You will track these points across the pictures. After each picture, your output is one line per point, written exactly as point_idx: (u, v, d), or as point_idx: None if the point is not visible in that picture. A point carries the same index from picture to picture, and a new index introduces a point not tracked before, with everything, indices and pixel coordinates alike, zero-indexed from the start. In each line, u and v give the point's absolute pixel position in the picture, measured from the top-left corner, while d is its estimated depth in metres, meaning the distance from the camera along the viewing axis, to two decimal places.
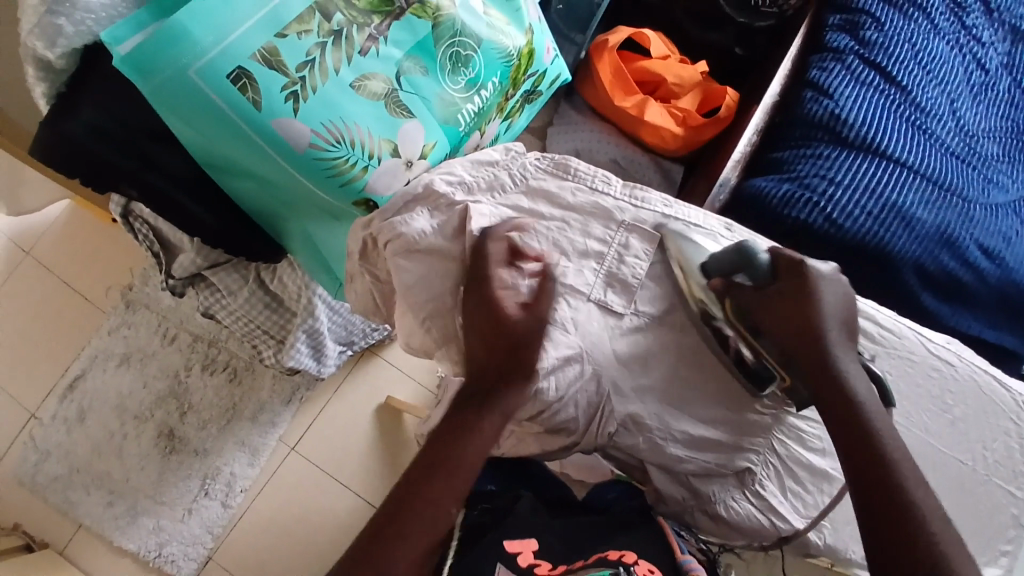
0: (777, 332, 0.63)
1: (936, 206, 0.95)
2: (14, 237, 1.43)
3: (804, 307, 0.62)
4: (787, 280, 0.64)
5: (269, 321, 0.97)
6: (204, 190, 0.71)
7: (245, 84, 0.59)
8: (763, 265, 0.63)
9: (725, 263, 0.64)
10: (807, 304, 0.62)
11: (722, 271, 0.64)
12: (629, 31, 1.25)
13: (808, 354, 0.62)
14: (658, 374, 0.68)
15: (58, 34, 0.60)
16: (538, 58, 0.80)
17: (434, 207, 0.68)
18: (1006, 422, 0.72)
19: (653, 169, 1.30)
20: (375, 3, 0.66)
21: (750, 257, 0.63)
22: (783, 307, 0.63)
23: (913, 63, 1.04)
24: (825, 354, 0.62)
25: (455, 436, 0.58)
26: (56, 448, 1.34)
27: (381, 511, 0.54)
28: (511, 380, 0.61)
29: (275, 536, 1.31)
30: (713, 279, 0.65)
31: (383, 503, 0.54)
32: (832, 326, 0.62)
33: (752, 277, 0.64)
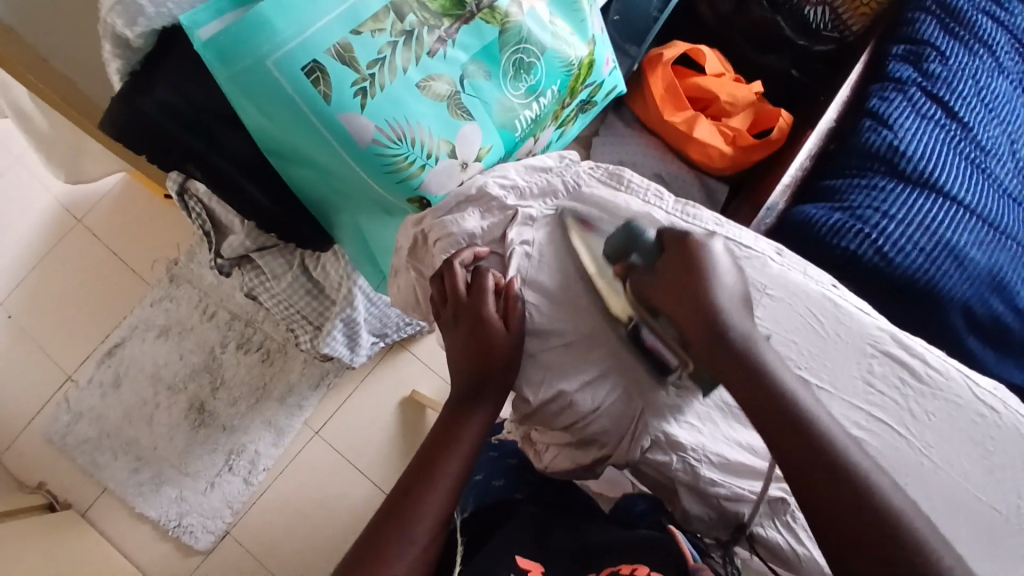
0: (675, 313, 0.60)
1: (990, 247, 0.93)
2: (68, 204, 1.48)
3: (696, 292, 0.59)
4: (671, 252, 0.62)
5: (309, 307, 0.99)
6: (264, 177, 0.73)
7: (318, 77, 0.61)
8: (649, 241, 0.64)
9: (616, 245, 0.65)
10: (699, 279, 0.60)
11: (615, 254, 0.65)
12: (685, 47, 1.25)
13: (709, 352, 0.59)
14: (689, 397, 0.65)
15: (139, 13, 0.61)
16: (597, 69, 0.80)
17: (485, 209, 0.70)
18: None
19: (697, 187, 1.29)
20: (446, 6, 0.66)
21: (635, 235, 0.64)
22: (673, 283, 0.60)
23: (975, 101, 1.02)
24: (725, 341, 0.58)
25: (457, 424, 0.63)
26: (89, 411, 1.38)
27: (381, 510, 0.59)
28: (506, 375, 0.64)
29: (292, 518, 1.34)
30: (614, 266, 0.65)
31: (383, 504, 0.59)
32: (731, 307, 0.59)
33: (640, 257, 0.63)
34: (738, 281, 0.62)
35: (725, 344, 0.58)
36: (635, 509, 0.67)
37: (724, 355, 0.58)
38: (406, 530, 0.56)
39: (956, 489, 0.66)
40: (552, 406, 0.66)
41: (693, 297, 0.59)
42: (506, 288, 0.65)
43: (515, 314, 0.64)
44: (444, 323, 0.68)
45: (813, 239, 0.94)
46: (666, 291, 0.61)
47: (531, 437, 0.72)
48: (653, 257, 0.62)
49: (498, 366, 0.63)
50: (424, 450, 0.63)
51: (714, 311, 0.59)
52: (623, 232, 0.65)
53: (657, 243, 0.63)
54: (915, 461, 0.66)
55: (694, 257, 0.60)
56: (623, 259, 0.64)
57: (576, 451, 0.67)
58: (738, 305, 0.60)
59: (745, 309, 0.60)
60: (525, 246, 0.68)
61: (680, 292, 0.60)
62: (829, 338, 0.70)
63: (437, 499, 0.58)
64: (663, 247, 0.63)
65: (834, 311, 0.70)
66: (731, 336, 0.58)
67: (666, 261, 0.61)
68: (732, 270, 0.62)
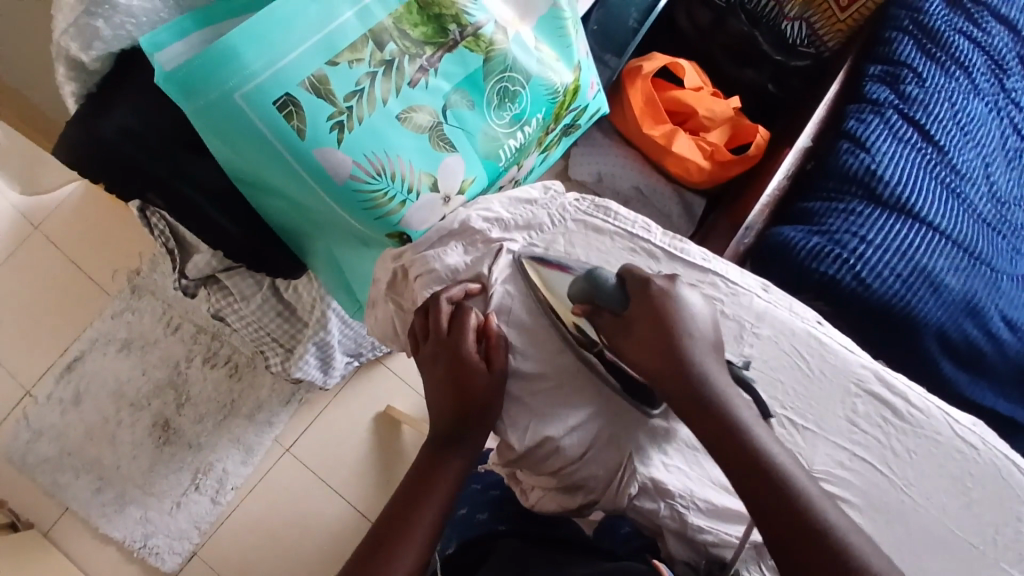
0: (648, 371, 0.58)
1: (964, 273, 0.94)
2: (23, 209, 1.40)
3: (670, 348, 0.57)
4: (639, 303, 0.58)
5: (280, 329, 0.96)
6: (232, 205, 0.69)
7: (291, 112, 0.57)
8: (611, 287, 0.60)
9: (580, 292, 0.60)
10: (669, 335, 0.57)
11: (581, 301, 0.60)
12: (665, 59, 1.24)
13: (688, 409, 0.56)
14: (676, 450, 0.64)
15: (95, 36, 0.58)
16: (582, 94, 0.78)
17: (468, 244, 0.67)
18: (1016, 507, 0.66)
19: (675, 199, 1.29)
20: (428, 34, 0.63)
21: (598, 283, 0.60)
22: (646, 337, 0.58)
23: (951, 124, 1.03)
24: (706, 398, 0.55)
25: (433, 468, 0.61)
26: (49, 427, 1.32)
27: (348, 563, 0.56)
28: (484, 420, 0.61)
29: (262, 537, 1.30)
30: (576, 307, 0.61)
31: (351, 557, 0.56)
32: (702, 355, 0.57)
33: (606, 307, 0.59)
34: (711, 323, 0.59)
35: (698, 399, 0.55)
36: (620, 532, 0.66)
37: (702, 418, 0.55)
38: None
39: (935, 525, 0.66)
40: (538, 451, 0.63)
41: (665, 346, 0.57)
42: (483, 324, 0.63)
43: (496, 354, 0.62)
44: (422, 361, 0.64)
45: (792, 262, 0.94)
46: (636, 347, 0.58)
47: (516, 476, 0.68)
48: (619, 305, 0.59)
49: (478, 415, 0.61)
50: (395, 499, 0.60)
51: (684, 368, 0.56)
52: (586, 279, 0.60)
53: (621, 290, 0.59)
54: (897, 498, 0.66)
55: (661, 311, 0.58)
56: (589, 307, 0.60)
57: (562, 496, 0.64)
58: (710, 350, 0.58)
59: (718, 359, 0.58)
60: (507, 285, 0.65)
61: (648, 346, 0.57)
62: (814, 376, 0.69)
63: (412, 552, 0.56)
64: (628, 295, 0.59)
65: (820, 349, 0.69)
66: (700, 388, 0.55)
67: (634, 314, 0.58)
68: (701, 311, 0.59)
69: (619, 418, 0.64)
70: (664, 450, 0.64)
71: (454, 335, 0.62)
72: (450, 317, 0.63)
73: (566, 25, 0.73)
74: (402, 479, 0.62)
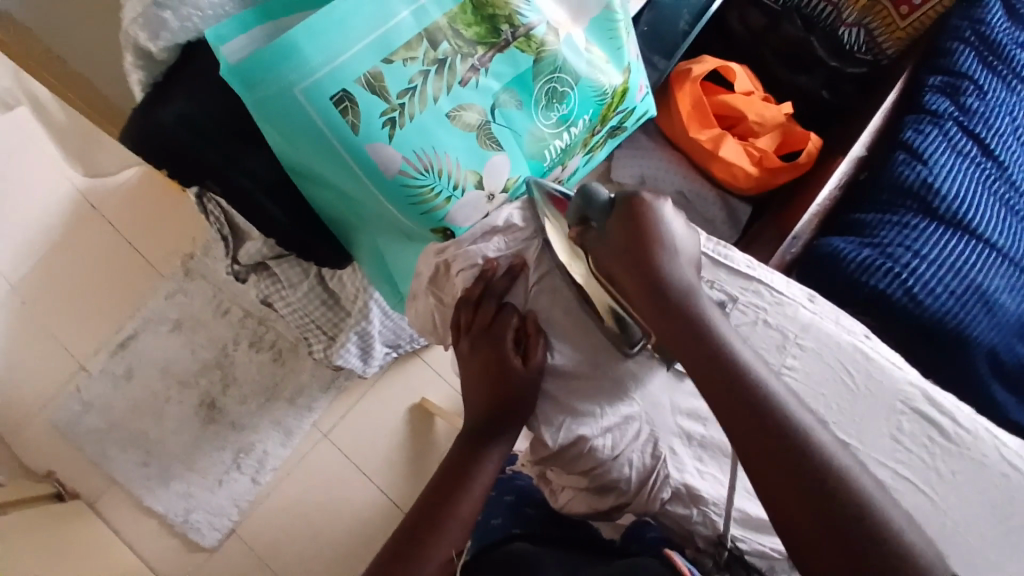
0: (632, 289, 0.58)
1: (1019, 293, 0.92)
2: (84, 192, 1.48)
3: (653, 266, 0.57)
4: (623, 219, 0.59)
5: (324, 317, 0.98)
6: (284, 192, 0.71)
7: (346, 107, 0.59)
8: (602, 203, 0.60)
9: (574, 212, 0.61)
10: (651, 250, 0.58)
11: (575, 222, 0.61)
12: (716, 63, 1.22)
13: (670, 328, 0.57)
14: (713, 461, 0.64)
15: (162, 27, 0.61)
16: (631, 96, 0.78)
17: (511, 239, 0.67)
18: None
19: (720, 205, 1.28)
20: (481, 34, 0.64)
21: (589, 198, 0.60)
22: (626, 249, 0.58)
23: (1012, 139, 1.00)
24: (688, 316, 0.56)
25: (467, 460, 0.62)
26: (100, 401, 1.39)
27: (383, 550, 0.57)
28: (517, 416, 0.63)
29: (296, 519, 1.34)
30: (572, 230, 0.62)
31: (386, 544, 0.57)
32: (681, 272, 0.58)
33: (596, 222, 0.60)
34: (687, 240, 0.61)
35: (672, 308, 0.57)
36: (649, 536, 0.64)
37: (685, 337, 0.56)
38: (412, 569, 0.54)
39: (978, 551, 0.64)
40: (570, 451, 0.63)
41: (647, 263, 0.57)
42: (525, 323, 0.64)
43: (536, 351, 0.62)
44: (461, 355, 0.65)
45: (841, 274, 0.91)
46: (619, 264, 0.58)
47: (546, 476, 0.68)
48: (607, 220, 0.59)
49: (512, 413, 0.62)
50: (429, 490, 0.61)
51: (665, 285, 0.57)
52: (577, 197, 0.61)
53: (610, 203, 0.60)
54: (940, 522, 0.64)
55: (643, 223, 0.58)
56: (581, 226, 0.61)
57: (592, 496, 0.65)
58: (688, 267, 0.59)
59: (693, 272, 0.59)
60: (546, 283, 0.66)
61: (628, 258, 0.58)
62: (859, 392, 0.67)
63: (448, 538, 0.57)
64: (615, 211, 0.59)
65: (866, 365, 0.68)
66: (675, 297, 0.57)
67: (619, 229, 0.58)
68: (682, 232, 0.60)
69: (654, 421, 0.64)
70: (700, 456, 0.64)
71: (493, 331, 0.63)
72: (495, 312, 0.64)
73: (617, 27, 0.73)
74: (436, 470, 0.63)
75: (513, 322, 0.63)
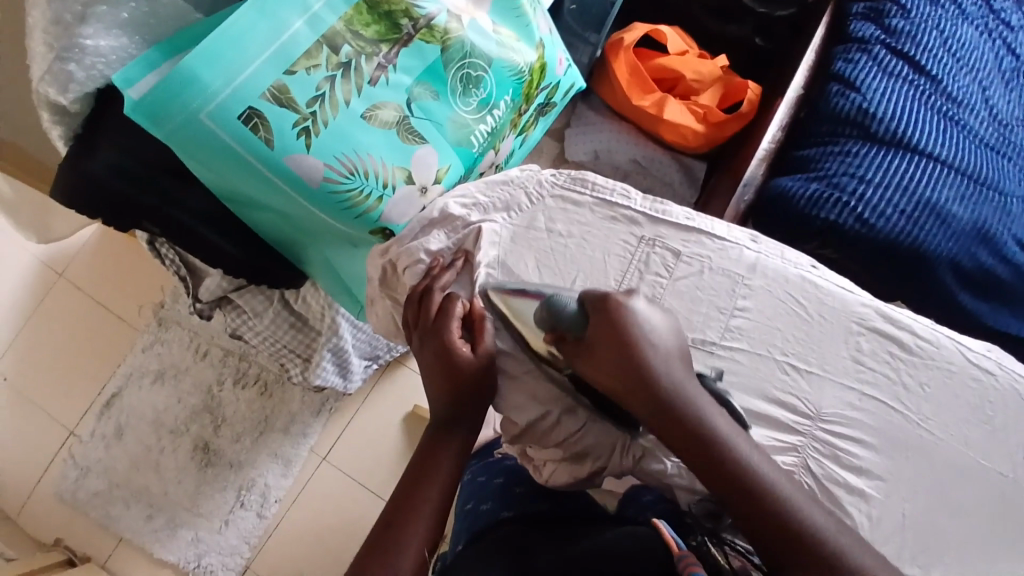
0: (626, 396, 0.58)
1: (972, 201, 0.92)
2: (47, 259, 1.46)
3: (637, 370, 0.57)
4: (600, 330, 0.58)
5: (295, 341, 0.99)
6: (225, 223, 0.72)
7: (256, 124, 0.60)
8: (571, 313, 0.59)
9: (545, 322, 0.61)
10: (634, 357, 0.57)
11: (547, 329, 0.61)
12: (646, 28, 1.22)
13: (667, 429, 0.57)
14: None
15: (70, 80, 0.61)
16: (550, 71, 0.79)
17: (451, 229, 0.68)
18: None
19: (675, 167, 1.29)
20: (382, 32, 0.65)
21: (557, 310, 0.60)
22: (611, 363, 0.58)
23: (942, 51, 0.99)
24: (681, 414, 0.56)
25: (433, 451, 0.63)
26: (95, 464, 1.38)
27: (361, 549, 0.57)
28: (478, 399, 0.63)
29: (309, 547, 1.34)
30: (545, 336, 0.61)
31: (363, 542, 0.58)
32: (663, 369, 0.57)
33: (570, 334, 0.59)
34: (673, 333, 0.60)
35: (670, 412, 0.56)
36: (642, 499, 0.68)
37: (679, 433, 0.56)
38: (390, 561, 0.55)
39: (959, 456, 0.66)
40: (541, 425, 0.65)
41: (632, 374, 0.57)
42: (470, 309, 0.64)
43: (483, 335, 0.63)
44: (418, 348, 0.65)
45: (792, 213, 0.93)
46: (606, 373, 0.58)
47: (528, 453, 0.68)
48: (580, 327, 0.59)
49: (472, 399, 0.63)
50: (401, 484, 0.62)
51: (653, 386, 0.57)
52: (544, 308, 0.60)
53: (581, 313, 0.59)
54: (914, 434, 0.66)
55: (620, 329, 0.58)
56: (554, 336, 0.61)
57: (571, 466, 0.66)
58: (674, 363, 0.58)
59: (684, 368, 0.58)
60: (492, 268, 0.67)
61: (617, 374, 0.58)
62: (813, 322, 0.68)
63: (419, 530, 0.57)
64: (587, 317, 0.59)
65: (815, 293, 0.69)
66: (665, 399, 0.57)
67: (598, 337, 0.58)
68: (658, 327, 0.59)
69: None
70: None
71: (436, 325, 0.63)
72: (437, 305, 0.64)
73: (522, 4, 0.73)
74: (405, 466, 0.63)
75: (455, 313, 0.63)
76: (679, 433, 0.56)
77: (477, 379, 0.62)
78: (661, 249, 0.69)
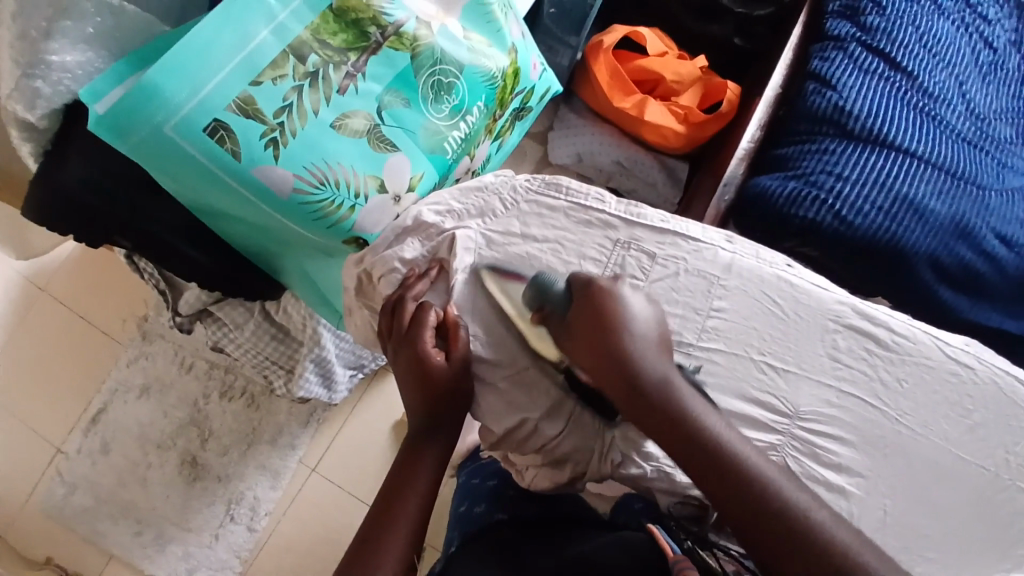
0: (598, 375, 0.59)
1: (949, 195, 0.92)
2: (26, 273, 1.44)
3: (612, 347, 0.58)
4: (579, 304, 0.60)
5: (277, 352, 0.98)
6: (200, 235, 0.71)
7: (222, 136, 0.59)
8: (559, 291, 0.62)
9: (531, 299, 0.63)
10: (610, 333, 0.58)
11: (533, 306, 0.63)
12: (625, 30, 1.23)
13: (638, 407, 0.57)
14: None
15: (36, 95, 0.61)
16: (524, 75, 0.79)
17: (426, 237, 0.68)
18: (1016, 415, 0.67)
19: (658, 168, 1.29)
20: (350, 40, 0.65)
21: (544, 287, 0.63)
22: (586, 336, 0.59)
23: (917, 48, 1.00)
24: (658, 393, 0.57)
25: (411, 460, 0.63)
26: (81, 481, 1.37)
27: (340, 564, 0.57)
28: (454, 406, 0.63)
29: (299, 559, 1.33)
30: (531, 315, 0.63)
31: (342, 557, 0.57)
32: (642, 348, 0.58)
33: (552, 309, 0.62)
34: (656, 321, 0.61)
35: (640, 394, 0.57)
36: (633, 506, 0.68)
37: (649, 408, 0.56)
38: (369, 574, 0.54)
39: (938, 452, 0.66)
40: (519, 432, 0.65)
41: (606, 350, 0.58)
42: (444, 316, 0.64)
43: (458, 342, 0.63)
44: (393, 357, 0.65)
45: (771, 212, 0.93)
46: (581, 349, 0.60)
47: (510, 458, 0.69)
48: (564, 307, 0.61)
49: (449, 406, 0.63)
50: (380, 496, 0.61)
51: (628, 363, 0.58)
52: (533, 285, 0.64)
53: (567, 291, 0.62)
54: (893, 430, 0.66)
55: (602, 307, 0.59)
56: (539, 314, 0.63)
57: (552, 471, 0.65)
58: (654, 345, 0.59)
59: (662, 353, 0.59)
60: (467, 274, 0.66)
61: (592, 348, 0.59)
62: (789, 321, 0.68)
63: (397, 543, 0.57)
64: (571, 296, 0.61)
65: (791, 292, 0.69)
66: (639, 376, 0.57)
67: (577, 312, 0.60)
68: (643, 308, 0.61)
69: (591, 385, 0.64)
70: None
71: (409, 333, 0.63)
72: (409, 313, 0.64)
73: (493, 9, 0.73)
74: (384, 477, 0.63)
75: (427, 320, 0.62)
76: (650, 410, 0.56)
77: (451, 386, 0.62)
78: (637, 252, 0.69)
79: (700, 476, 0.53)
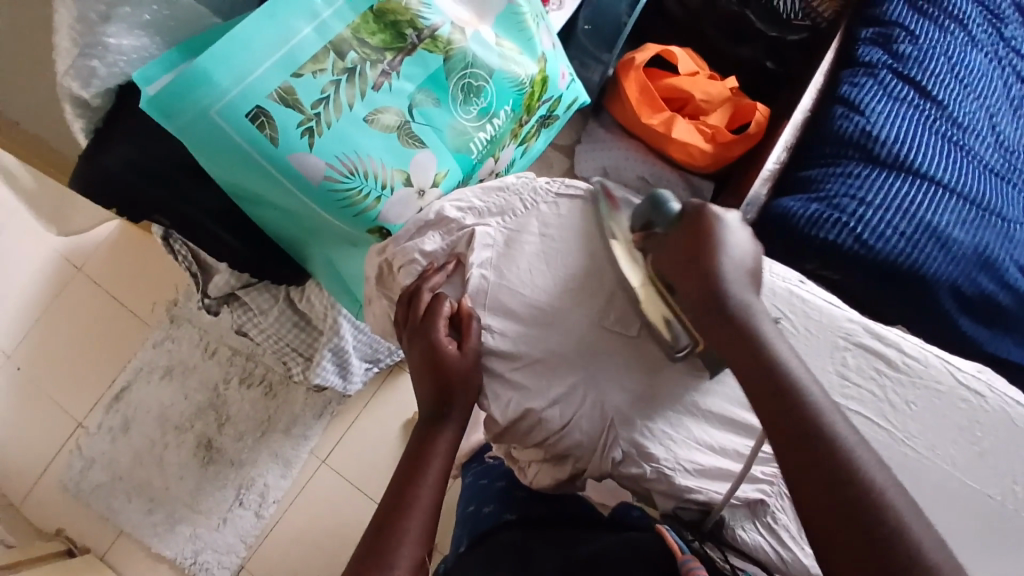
0: (683, 296, 0.60)
1: (974, 226, 0.92)
2: (66, 253, 1.51)
3: (707, 272, 0.59)
4: (686, 227, 0.61)
5: (298, 339, 1.01)
6: (232, 218, 0.75)
7: (262, 122, 0.63)
8: (671, 212, 0.63)
9: (639, 217, 0.65)
10: (710, 257, 0.59)
11: (638, 225, 0.65)
12: (657, 48, 1.24)
13: (716, 330, 0.58)
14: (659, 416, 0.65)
15: (92, 75, 0.65)
16: (552, 84, 0.82)
17: (446, 232, 0.71)
18: None
19: (682, 186, 1.31)
20: (387, 40, 0.68)
21: (658, 203, 0.64)
22: (681, 254, 0.61)
23: (949, 78, 1.00)
24: (745, 321, 0.57)
25: (423, 449, 0.63)
26: (100, 456, 1.41)
27: (354, 552, 0.57)
28: (465, 396, 0.64)
29: (303, 547, 1.35)
30: (635, 233, 0.66)
31: (356, 547, 0.57)
32: (734, 280, 0.59)
33: (661, 228, 0.63)
34: (755, 255, 0.61)
35: (726, 315, 0.58)
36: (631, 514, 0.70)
37: (729, 333, 0.57)
38: (387, 560, 0.55)
39: (944, 476, 0.66)
40: (523, 425, 0.66)
41: (703, 273, 0.59)
42: (459, 307, 0.66)
43: (471, 334, 0.65)
44: (407, 346, 0.67)
45: (792, 232, 0.94)
46: (676, 268, 0.61)
47: (513, 454, 0.72)
48: (672, 227, 0.62)
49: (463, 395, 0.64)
50: (392, 485, 0.62)
51: (719, 289, 0.58)
52: (646, 204, 0.65)
53: (678, 213, 0.62)
54: (899, 453, 0.66)
55: (706, 228, 0.60)
56: (645, 231, 0.65)
57: (553, 469, 0.68)
58: (747, 277, 0.60)
59: (753, 287, 0.60)
60: (484, 269, 0.68)
61: (688, 267, 0.60)
62: (800, 334, 0.69)
63: (412, 530, 0.57)
64: (681, 216, 0.62)
65: (803, 306, 0.70)
66: (729, 303, 0.58)
67: (685, 233, 0.61)
68: (746, 243, 0.61)
69: (597, 383, 0.66)
70: (649, 415, 0.65)
71: (426, 323, 0.65)
72: (428, 303, 0.66)
73: (524, 18, 0.76)
74: (395, 466, 0.64)
75: (444, 312, 0.65)
76: (732, 335, 0.57)
77: (462, 376, 0.64)
78: None
79: (766, 408, 0.54)
